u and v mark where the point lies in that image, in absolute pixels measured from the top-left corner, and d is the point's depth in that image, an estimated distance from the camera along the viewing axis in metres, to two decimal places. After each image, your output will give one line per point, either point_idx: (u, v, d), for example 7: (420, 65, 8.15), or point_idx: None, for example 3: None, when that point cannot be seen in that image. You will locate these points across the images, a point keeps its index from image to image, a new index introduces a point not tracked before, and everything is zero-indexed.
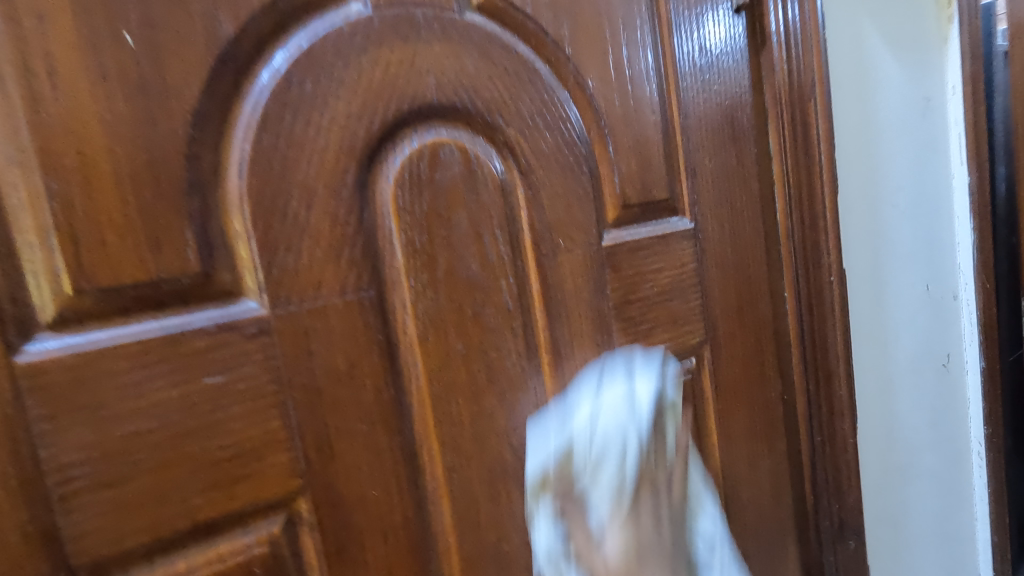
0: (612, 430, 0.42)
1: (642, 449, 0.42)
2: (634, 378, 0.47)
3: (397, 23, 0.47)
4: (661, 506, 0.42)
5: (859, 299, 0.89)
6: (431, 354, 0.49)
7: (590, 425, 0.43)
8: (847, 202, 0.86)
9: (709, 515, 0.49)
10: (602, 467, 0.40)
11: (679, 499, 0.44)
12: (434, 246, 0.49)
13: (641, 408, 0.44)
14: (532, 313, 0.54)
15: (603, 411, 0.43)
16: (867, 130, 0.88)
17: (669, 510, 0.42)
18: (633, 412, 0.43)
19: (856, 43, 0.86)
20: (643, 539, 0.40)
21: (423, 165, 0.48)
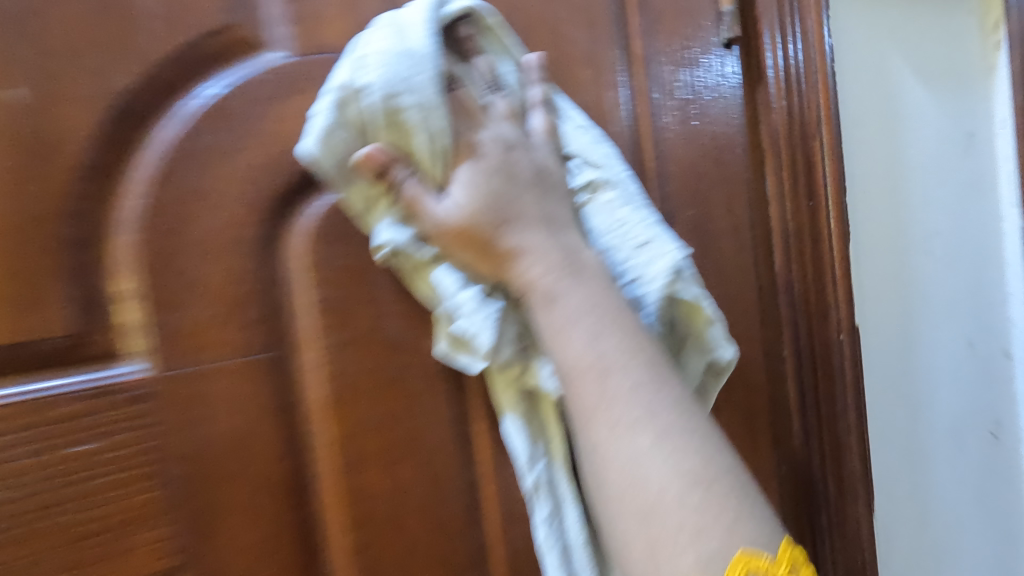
0: (387, 68, 0.41)
1: (431, 62, 0.41)
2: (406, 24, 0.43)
3: (321, 69, 0.44)
4: (505, 141, 0.44)
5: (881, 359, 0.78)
6: (340, 422, 0.45)
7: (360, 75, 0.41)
8: (872, 250, 0.76)
9: (577, 128, 0.50)
10: (394, 111, 0.41)
11: (544, 143, 0.46)
12: (350, 304, 0.45)
13: (418, 34, 0.41)
14: (464, 375, 0.50)
15: (371, 46, 0.41)
16: (897, 167, 0.77)
17: (523, 145, 0.44)
18: (400, 37, 0.41)
19: (881, 72, 0.76)
20: (479, 169, 0.42)
21: (346, 217, 0.45)
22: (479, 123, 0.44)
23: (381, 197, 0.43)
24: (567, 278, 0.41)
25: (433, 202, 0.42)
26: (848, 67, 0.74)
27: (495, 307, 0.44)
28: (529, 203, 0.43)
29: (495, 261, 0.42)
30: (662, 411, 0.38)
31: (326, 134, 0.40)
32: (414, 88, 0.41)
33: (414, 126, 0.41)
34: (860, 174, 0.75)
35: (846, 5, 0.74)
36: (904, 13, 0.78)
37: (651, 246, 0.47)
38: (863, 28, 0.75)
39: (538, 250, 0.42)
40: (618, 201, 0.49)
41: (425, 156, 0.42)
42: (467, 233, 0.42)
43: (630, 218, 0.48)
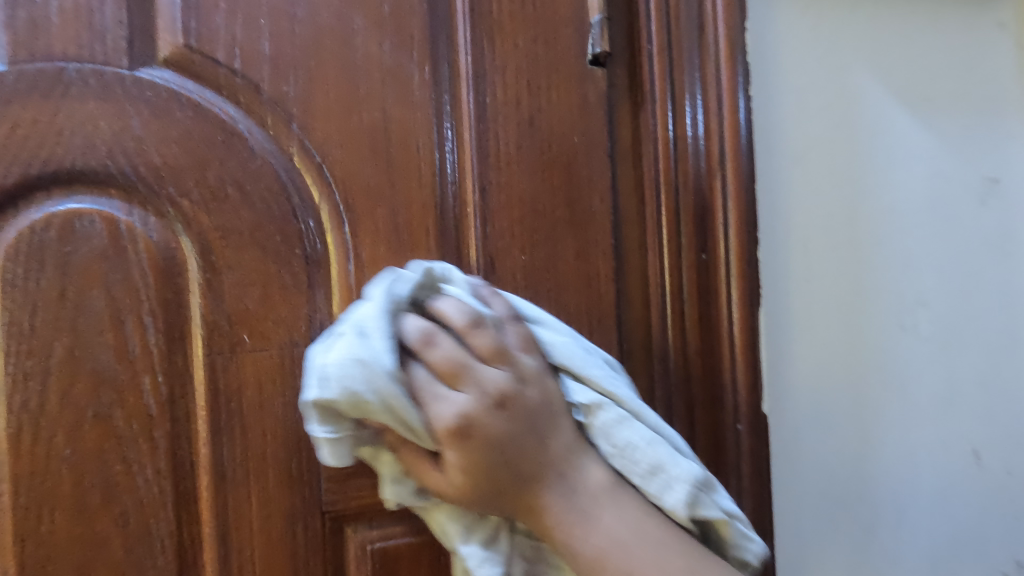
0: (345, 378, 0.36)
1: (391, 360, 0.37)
2: (353, 317, 0.39)
3: (39, 79, 0.41)
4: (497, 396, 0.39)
5: (828, 464, 0.58)
6: (23, 457, 0.41)
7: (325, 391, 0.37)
8: (807, 322, 0.57)
9: (558, 335, 0.43)
10: (370, 410, 0.37)
11: (532, 362, 0.41)
12: (49, 330, 0.42)
13: (372, 331, 0.38)
14: (188, 422, 0.44)
15: (326, 361, 0.37)
16: (859, 214, 0.58)
17: (516, 391, 0.40)
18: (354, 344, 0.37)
19: (837, 87, 0.57)
20: (467, 439, 0.39)
21: (50, 236, 0.42)
22: (461, 377, 0.39)
23: (386, 455, 0.42)
24: (584, 523, 0.39)
25: (435, 472, 0.40)
26: (791, 79, 0.56)
27: (497, 554, 0.42)
28: (537, 452, 0.40)
29: (505, 508, 0.40)
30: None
31: (330, 454, 0.39)
32: (387, 389, 0.37)
33: (400, 424, 0.38)
34: (797, 217, 0.56)
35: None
36: (883, 11, 0.59)
37: (665, 475, 0.40)
38: (809, 27, 0.57)
39: (551, 505, 0.40)
40: (622, 423, 0.41)
41: (418, 437, 0.39)
42: (477, 494, 0.39)
43: (635, 443, 0.40)
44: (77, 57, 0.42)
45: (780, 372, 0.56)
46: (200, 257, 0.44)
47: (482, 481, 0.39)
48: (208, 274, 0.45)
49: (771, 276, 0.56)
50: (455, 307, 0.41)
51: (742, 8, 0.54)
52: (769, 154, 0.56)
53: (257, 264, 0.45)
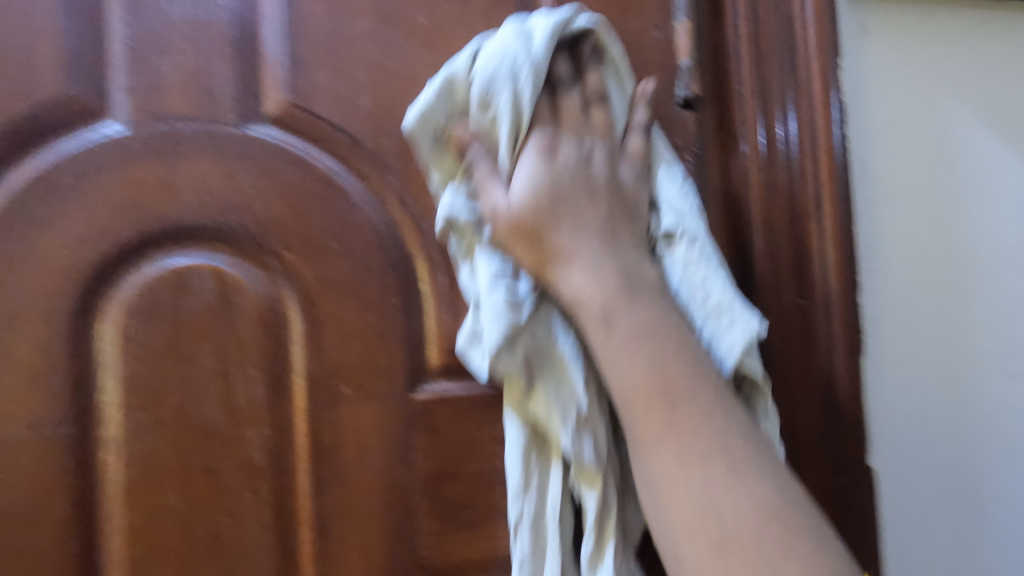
0: (495, 62, 0.39)
1: (535, 76, 0.39)
2: (528, 31, 0.40)
3: (157, 140, 0.43)
4: (591, 162, 0.41)
5: (936, 521, 0.54)
6: (137, 509, 0.42)
7: (473, 66, 0.40)
8: (908, 367, 0.54)
9: (675, 178, 0.43)
10: (488, 110, 0.39)
11: (636, 169, 0.43)
12: (163, 384, 0.43)
13: (536, 38, 0.40)
14: (291, 474, 0.44)
15: (488, 44, 0.40)
16: (961, 253, 0.55)
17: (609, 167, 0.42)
18: (520, 45, 0.39)
19: (932, 120, 0.55)
20: (551, 171, 0.40)
21: (164, 292, 0.43)
22: (570, 129, 0.41)
23: (453, 162, 0.41)
24: (626, 298, 0.38)
25: (499, 192, 0.39)
26: (884, 116, 0.54)
27: (523, 317, 0.38)
28: (612, 222, 0.40)
29: (550, 265, 0.39)
30: (720, 450, 0.36)
31: (415, 118, 0.39)
32: (515, 87, 0.39)
33: (505, 126, 0.39)
34: (896, 259, 0.54)
35: (877, 33, 0.55)
36: (979, 36, 0.57)
37: (728, 315, 0.40)
38: (901, 61, 0.55)
39: (592, 264, 0.39)
40: (701, 260, 0.41)
41: (504, 150, 0.39)
42: (528, 234, 0.39)
43: (711, 281, 0.40)
44: (192, 118, 0.44)
45: (885, 421, 0.54)
46: (302, 308, 0.45)
47: (538, 215, 0.39)
48: (311, 325, 0.45)
49: (873, 320, 0.53)
50: (600, 85, 0.43)
51: (833, 43, 0.52)
52: (865, 193, 0.54)
53: (356, 315, 0.45)
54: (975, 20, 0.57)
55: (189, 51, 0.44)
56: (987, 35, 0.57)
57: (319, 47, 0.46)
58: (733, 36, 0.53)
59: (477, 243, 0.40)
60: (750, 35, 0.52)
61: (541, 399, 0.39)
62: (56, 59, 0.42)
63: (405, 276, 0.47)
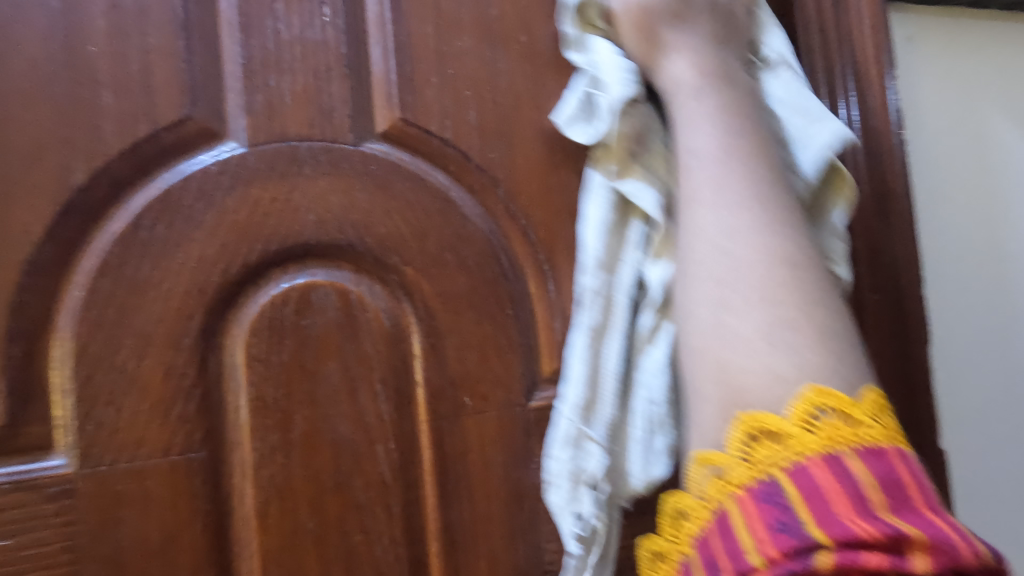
0: None
1: None
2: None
3: (276, 159, 0.43)
4: None
5: (998, 495, 0.58)
6: (271, 532, 0.41)
7: None
8: (968, 354, 0.58)
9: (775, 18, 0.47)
10: None
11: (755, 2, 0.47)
12: (291, 404, 0.42)
13: None
14: (417, 488, 0.45)
15: None
16: (1004, 248, 0.60)
17: None
18: None
19: (977, 126, 0.60)
20: None
21: (288, 310, 0.43)
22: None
23: None
24: (719, 83, 0.40)
25: None
26: (933, 123, 0.59)
27: (636, 93, 0.44)
28: (719, 34, 0.42)
29: (653, 54, 0.43)
30: (760, 213, 0.35)
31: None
32: None
33: None
34: (948, 254, 0.58)
35: (928, 46, 0.59)
36: (1007, 45, 0.62)
37: (817, 124, 0.43)
38: (944, 71, 0.60)
39: (694, 49, 0.41)
40: (785, 76, 0.45)
41: None
42: (648, 24, 0.42)
43: (806, 99, 0.44)
44: (309, 136, 0.44)
45: (948, 406, 0.58)
46: (423, 321, 0.45)
47: None
48: (432, 339, 0.46)
49: (935, 312, 0.58)
50: None
51: (890, 56, 0.56)
52: (922, 196, 0.58)
53: (471, 327, 0.46)
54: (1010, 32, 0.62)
55: (306, 71, 0.44)
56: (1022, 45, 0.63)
57: (427, 66, 0.47)
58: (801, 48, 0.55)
59: (593, 28, 0.47)
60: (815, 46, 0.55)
61: (637, 176, 0.44)
62: (176, 81, 0.42)
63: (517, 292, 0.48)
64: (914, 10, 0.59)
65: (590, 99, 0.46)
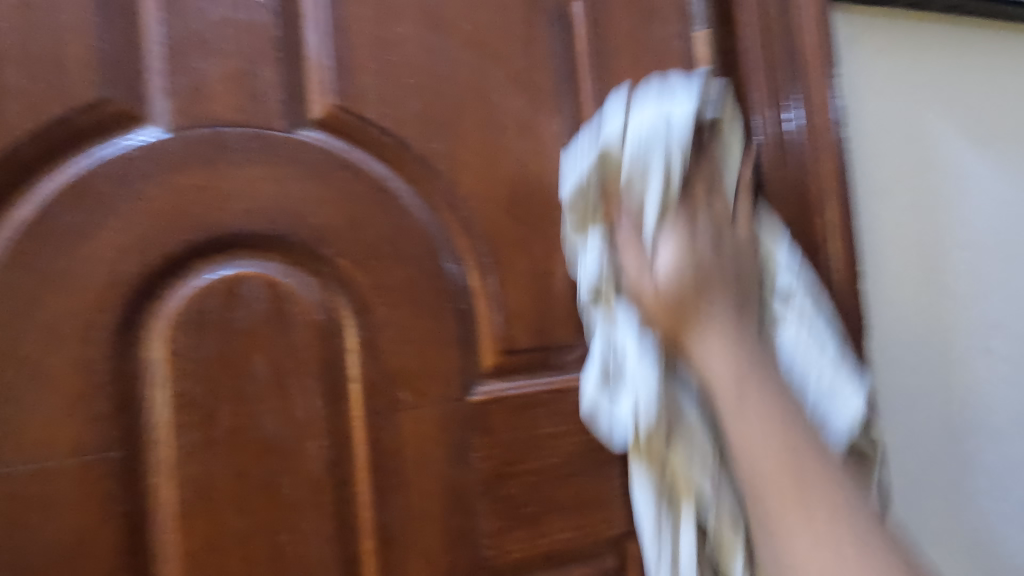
0: (643, 129, 0.40)
1: (683, 155, 0.40)
2: (671, 92, 0.42)
3: (201, 144, 0.41)
4: (734, 233, 0.41)
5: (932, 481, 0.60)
6: (194, 533, 0.40)
7: (625, 126, 0.42)
8: (902, 347, 0.60)
9: (785, 253, 0.46)
10: (608, 160, 0.42)
11: (744, 230, 0.42)
12: (216, 400, 0.41)
13: (679, 114, 0.40)
14: (351, 485, 0.43)
15: (634, 118, 0.41)
16: (940, 244, 0.62)
17: (727, 225, 0.41)
18: (663, 108, 0.41)
19: (915, 126, 0.61)
20: (693, 235, 0.39)
21: (214, 302, 0.41)
22: (711, 216, 0.41)
23: (591, 216, 0.44)
24: (758, 373, 0.37)
25: (647, 275, 0.40)
26: (874, 122, 0.60)
27: (661, 383, 0.42)
28: (742, 314, 0.39)
29: (685, 335, 0.38)
30: (844, 517, 0.32)
31: (582, 170, 0.44)
32: (666, 162, 0.39)
33: (654, 201, 0.39)
34: (888, 249, 0.60)
35: (870, 47, 0.60)
36: (945, 48, 0.64)
37: (837, 388, 0.44)
38: (885, 71, 0.61)
39: (728, 338, 0.38)
40: (796, 326, 0.44)
41: (652, 214, 0.40)
42: (676, 310, 0.38)
43: (812, 346, 0.44)
44: (237, 121, 0.42)
45: (886, 398, 0.59)
46: (358, 316, 0.44)
47: (679, 291, 0.38)
48: (368, 334, 0.44)
49: (874, 305, 0.59)
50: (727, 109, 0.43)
51: (832, 56, 0.57)
52: (865, 192, 0.59)
53: (410, 322, 0.45)
54: (947, 34, 0.64)
55: (234, 53, 0.42)
56: (957, 47, 0.64)
57: (365, 52, 0.45)
58: (746, 45, 0.56)
59: (613, 298, 0.45)
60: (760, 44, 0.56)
61: (680, 454, 0.42)
62: (91, 61, 0.39)
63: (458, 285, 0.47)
64: (857, 10, 0.60)
65: (607, 371, 0.46)
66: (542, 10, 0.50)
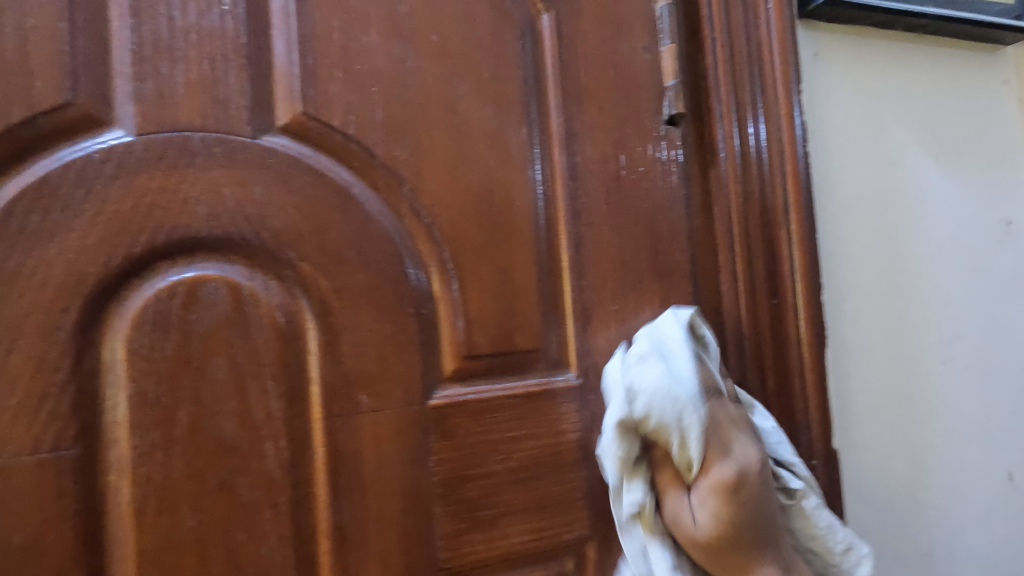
0: (661, 399, 0.44)
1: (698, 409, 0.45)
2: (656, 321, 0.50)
3: (165, 148, 0.42)
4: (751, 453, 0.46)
5: (887, 488, 0.61)
6: (148, 531, 0.40)
7: (641, 372, 0.45)
8: (863, 356, 0.61)
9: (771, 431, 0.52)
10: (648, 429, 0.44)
11: (744, 429, 0.47)
12: (174, 400, 0.41)
13: (673, 341, 0.47)
14: (308, 486, 0.44)
15: (641, 377, 0.45)
16: (900, 255, 0.63)
17: (765, 486, 0.45)
18: (673, 375, 0.45)
19: (876, 143, 0.63)
20: (734, 497, 0.44)
21: (174, 304, 0.42)
22: (740, 463, 0.45)
23: (639, 471, 0.46)
24: None
25: (686, 508, 0.45)
26: (837, 136, 0.61)
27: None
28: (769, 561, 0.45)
29: (732, 565, 0.45)
30: None
31: (614, 443, 0.45)
32: (685, 426, 0.44)
33: (683, 455, 0.44)
34: (848, 259, 0.61)
35: (833, 66, 0.62)
36: (910, 66, 0.65)
37: (856, 555, 0.49)
38: (849, 87, 0.62)
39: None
40: (820, 510, 0.49)
41: (690, 478, 0.45)
42: (725, 538, 0.44)
43: (835, 527, 0.49)
44: (202, 125, 0.43)
45: (843, 406, 0.60)
46: (320, 319, 0.45)
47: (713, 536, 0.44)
48: (329, 337, 0.45)
49: (833, 314, 0.60)
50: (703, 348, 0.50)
51: (797, 72, 0.58)
52: (826, 205, 0.60)
53: (371, 326, 0.46)
54: (911, 54, 0.65)
55: (200, 59, 0.43)
56: (922, 66, 0.66)
57: (331, 59, 0.46)
58: (711, 61, 0.57)
59: (652, 530, 0.46)
60: (726, 59, 0.57)
61: None
62: (56, 63, 0.40)
63: (420, 291, 0.48)
64: (821, 27, 0.61)
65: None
66: (510, 23, 0.52)
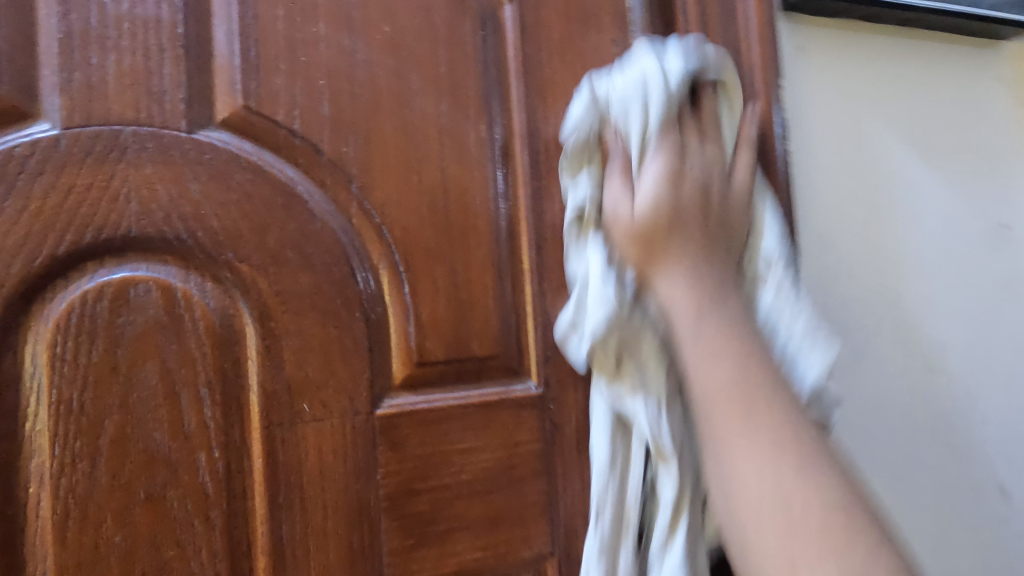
0: (633, 81, 0.46)
1: (664, 98, 0.46)
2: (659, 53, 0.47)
3: (94, 144, 0.40)
4: (709, 180, 0.46)
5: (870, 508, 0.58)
6: (70, 546, 0.38)
7: (614, 82, 0.47)
8: (848, 368, 0.58)
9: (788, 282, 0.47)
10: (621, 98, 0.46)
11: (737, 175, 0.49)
12: (100, 408, 0.39)
13: (668, 58, 0.47)
14: (244, 499, 0.42)
15: (615, 86, 0.47)
16: (885, 260, 0.60)
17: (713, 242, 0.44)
18: (653, 76, 0.46)
19: (861, 141, 0.60)
20: (672, 199, 0.44)
21: (102, 306, 0.40)
22: (707, 209, 0.45)
23: (593, 159, 0.49)
24: (706, 312, 0.41)
25: (621, 194, 0.46)
26: (820, 134, 0.59)
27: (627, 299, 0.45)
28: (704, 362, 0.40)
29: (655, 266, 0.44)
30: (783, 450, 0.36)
31: (577, 124, 0.48)
32: (644, 113, 0.45)
33: (636, 135, 0.45)
34: (830, 263, 0.58)
35: (818, 61, 0.59)
36: (898, 61, 0.63)
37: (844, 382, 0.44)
38: (834, 84, 0.60)
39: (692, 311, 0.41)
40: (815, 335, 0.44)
41: (635, 154, 0.45)
42: (648, 241, 0.44)
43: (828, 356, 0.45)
44: (134, 120, 0.41)
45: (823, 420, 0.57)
46: (260, 322, 0.43)
47: (654, 217, 0.44)
48: (269, 341, 0.43)
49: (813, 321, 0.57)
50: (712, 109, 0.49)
51: (777, 67, 0.55)
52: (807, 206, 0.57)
53: (315, 330, 0.44)
54: (900, 49, 0.62)
55: (133, 51, 0.41)
56: (911, 61, 0.63)
57: (276, 50, 0.44)
58: None
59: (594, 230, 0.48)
60: None
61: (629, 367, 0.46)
62: None
63: (368, 293, 0.46)
64: (806, 21, 0.59)
65: (582, 296, 0.47)
66: (469, 14, 0.49)
